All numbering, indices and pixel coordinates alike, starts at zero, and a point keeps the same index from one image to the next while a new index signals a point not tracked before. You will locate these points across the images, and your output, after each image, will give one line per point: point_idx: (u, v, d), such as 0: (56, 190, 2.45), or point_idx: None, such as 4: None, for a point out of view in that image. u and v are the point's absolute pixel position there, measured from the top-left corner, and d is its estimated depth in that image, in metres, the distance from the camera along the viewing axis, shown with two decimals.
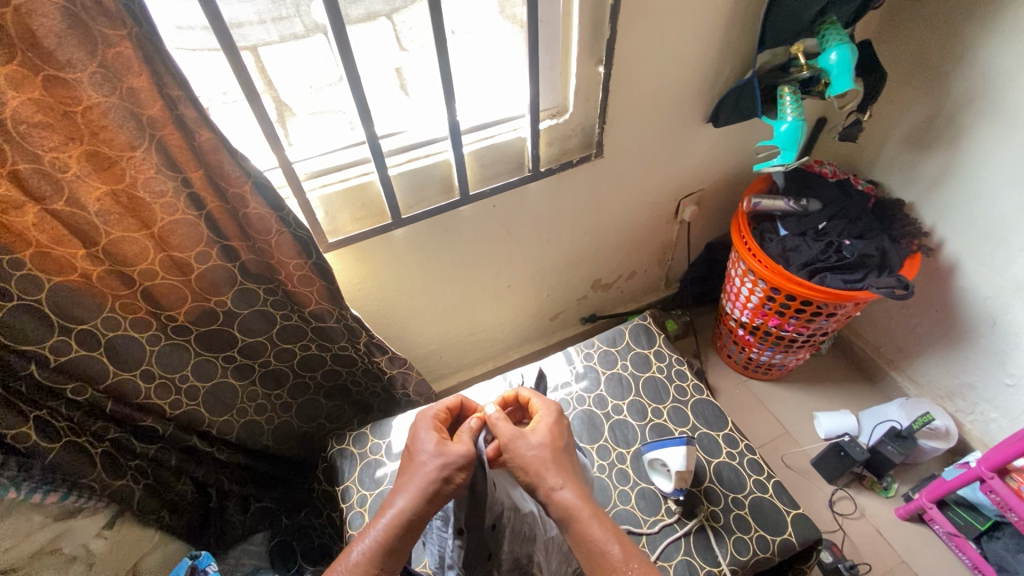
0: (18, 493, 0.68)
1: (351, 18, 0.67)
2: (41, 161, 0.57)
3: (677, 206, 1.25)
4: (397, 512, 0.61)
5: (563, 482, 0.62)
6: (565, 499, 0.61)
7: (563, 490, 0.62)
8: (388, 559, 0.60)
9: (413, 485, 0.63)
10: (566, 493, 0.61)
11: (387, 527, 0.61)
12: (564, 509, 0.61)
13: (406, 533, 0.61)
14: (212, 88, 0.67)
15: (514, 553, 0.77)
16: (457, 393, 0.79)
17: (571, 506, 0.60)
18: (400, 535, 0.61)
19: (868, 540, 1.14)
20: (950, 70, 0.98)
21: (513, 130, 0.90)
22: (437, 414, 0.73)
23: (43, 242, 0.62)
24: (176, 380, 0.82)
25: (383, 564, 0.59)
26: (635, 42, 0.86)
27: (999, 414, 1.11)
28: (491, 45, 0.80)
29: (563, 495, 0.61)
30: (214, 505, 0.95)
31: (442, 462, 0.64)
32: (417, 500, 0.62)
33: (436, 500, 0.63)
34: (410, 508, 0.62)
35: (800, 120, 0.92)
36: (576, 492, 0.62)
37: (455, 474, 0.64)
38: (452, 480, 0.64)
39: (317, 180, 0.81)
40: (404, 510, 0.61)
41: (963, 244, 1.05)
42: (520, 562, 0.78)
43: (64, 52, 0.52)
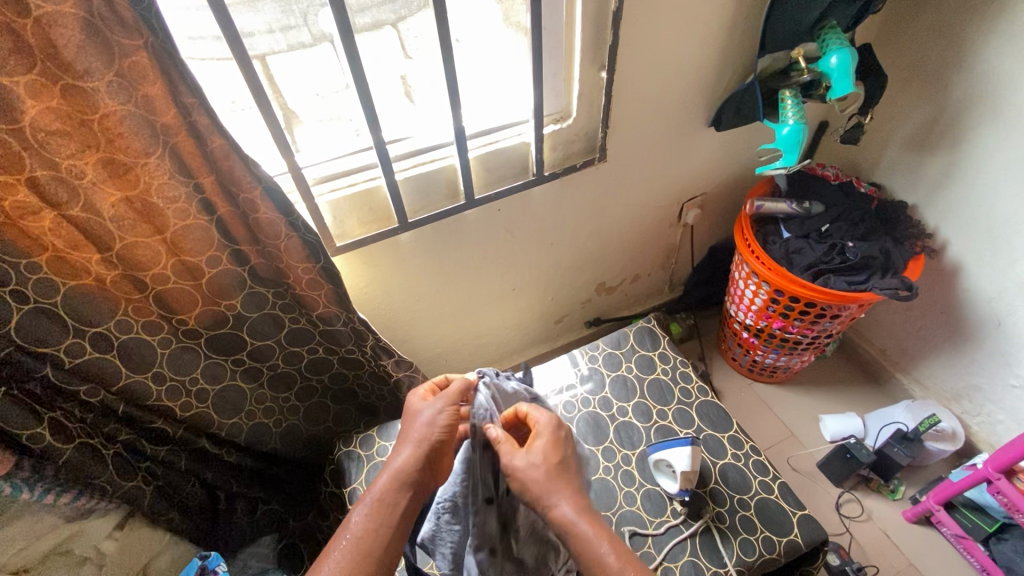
0: (31, 494, 0.70)
1: (358, 26, 0.69)
2: (57, 167, 0.58)
3: (680, 210, 1.26)
4: (394, 465, 0.64)
5: (562, 497, 0.60)
6: (564, 515, 0.59)
7: (563, 504, 0.60)
8: (388, 513, 0.62)
9: (410, 439, 0.66)
10: (565, 508, 0.60)
11: (386, 480, 0.63)
12: (563, 524, 0.59)
13: (405, 485, 0.63)
14: (223, 96, 0.68)
15: (529, 517, 0.74)
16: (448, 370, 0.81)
17: (570, 519, 0.59)
18: (396, 487, 0.63)
19: (876, 543, 1.14)
20: (951, 73, 0.99)
21: (517, 135, 0.91)
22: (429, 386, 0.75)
23: (59, 246, 0.63)
24: (186, 383, 0.83)
25: (384, 521, 0.61)
26: (637, 48, 0.87)
27: (1006, 416, 1.11)
28: (495, 53, 0.81)
29: (561, 511, 0.59)
30: (223, 508, 0.96)
31: (430, 412, 0.68)
32: (410, 450, 0.65)
33: (427, 445, 0.65)
34: (405, 459, 0.64)
35: (801, 122, 0.93)
36: (576, 506, 0.60)
37: (438, 417, 0.67)
38: (439, 425, 0.67)
39: (325, 185, 0.83)
40: (398, 463, 0.64)
41: (966, 246, 1.06)
42: (537, 525, 0.75)
43: (81, 62, 0.53)
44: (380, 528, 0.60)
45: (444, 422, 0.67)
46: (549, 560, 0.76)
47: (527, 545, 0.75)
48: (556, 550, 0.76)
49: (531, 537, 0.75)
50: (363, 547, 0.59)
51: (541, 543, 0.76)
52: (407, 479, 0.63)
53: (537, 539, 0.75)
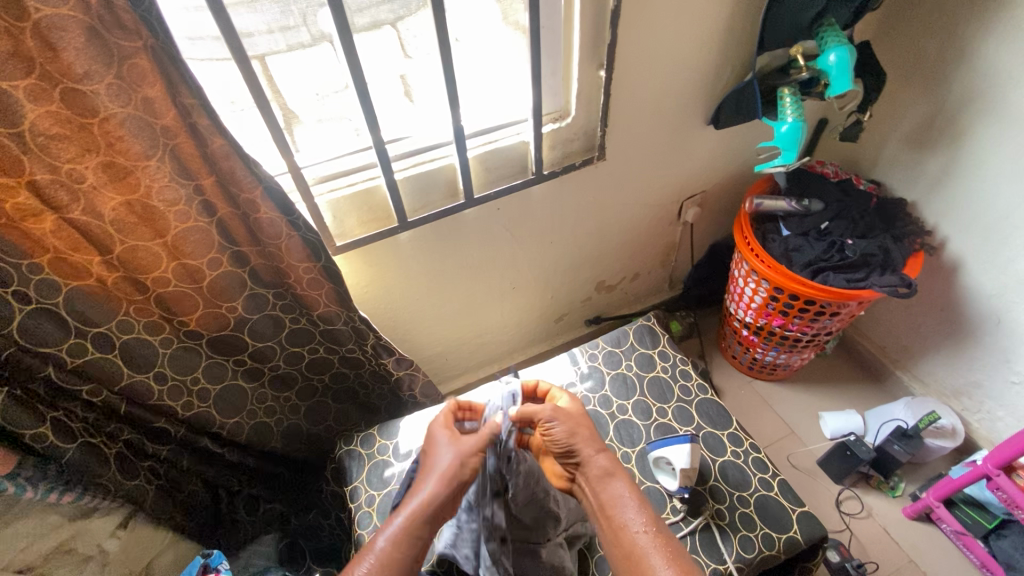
0: (35, 493, 0.70)
1: (357, 26, 0.69)
2: (58, 171, 0.58)
3: (680, 208, 1.26)
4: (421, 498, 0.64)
5: (601, 448, 0.69)
6: (601, 464, 0.67)
7: (598, 456, 0.68)
8: (415, 545, 0.62)
9: (435, 473, 0.67)
10: (601, 460, 0.68)
11: (412, 512, 0.63)
12: (599, 470, 0.67)
13: (431, 517, 0.64)
14: (222, 96, 0.69)
15: (530, 486, 0.75)
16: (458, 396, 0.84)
17: (606, 469, 0.67)
18: (423, 520, 0.63)
19: (876, 539, 1.14)
20: (950, 70, 0.99)
21: (516, 134, 0.91)
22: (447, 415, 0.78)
23: (60, 247, 0.64)
24: (187, 383, 0.84)
25: (409, 550, 0.61)
26: (636, 47, 0.87)
27: (1005, 412, 1.11)
28: (493, 52, 0.81)
29: (599, 459, 0.68)
30: (224, 506, 0.96)
31: (459, 452, 0.69)
32: (438, 485, 0.66)
33: (455, 482, 0.66)
34: (431, 493, 0.65)
35: (800, 120, 0.93)
36: (611, 459, 0.68)
37: (468, 455, 0.69)
38: (468, 466, 0.68)
39: (325, 185, 0.83)
40: (426, 496, 0.64)
41: (965, 243, 1.06)
42: (537, 496, 0.76)
43: (81, 64, 0.54)
44: (404, 557, 0.60)
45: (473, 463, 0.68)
46: (547, 524, 0.78)
47: (524, 510, 0.76)
48: (555, 517, 0.78)
49: (530, 504, 0.76)
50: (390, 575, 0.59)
51: (540, 510, 0.77)
52: (435, 513, 0.64)
53: (536, 506, 0.77)
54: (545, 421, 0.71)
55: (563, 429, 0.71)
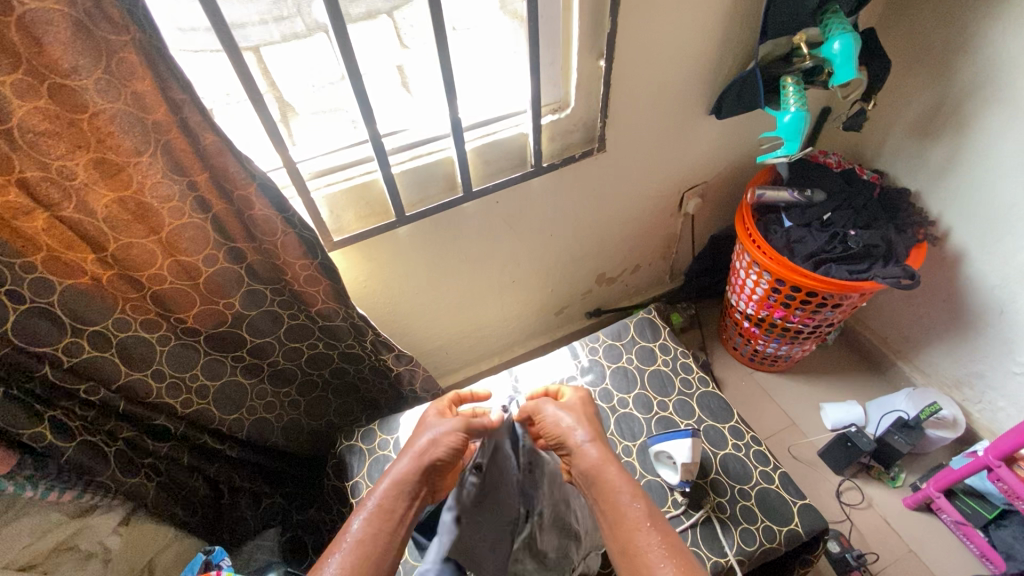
0: (35, 492, 0.71)
1: (352, 16, 0.67)
2: (48, 168, 0.58)
3: (681, 199, 1.25)
4: (395, 475, 0.67)
5: (590, 437, 0.69)
6: (591, 454, 0.67)
7: (589, 447, 0.68)
8: (386, 519, 0.64)
9: (411, 452, 0.69)
10: (591, 450, 0.67)
11: (388, 485, 0.66)
12: (591, 463, 0.66)
13: (402, 496, 0.66)
14: (216, 90, 0.67)
15: (552, 500, 0.81)
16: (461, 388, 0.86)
17: (596, 461, 0.66)
18: (396, 495, 0.66)
19: (876, 530, 1.14)
20: (955, 57, 0.97)
21: (515, 126, 0.90)
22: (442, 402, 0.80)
23: (53, 246, 0.63)
24: (186, 380, 0.83)
25: (384, 524, 0.63)
26: (636, 36, 0.86)
27: (1007, 403, 1.11)
28: (490, 42, 0.80)
29: (590, 450, 0.67)
30: (225, 503, 0.96)
31: (436, 430, 0.71)
32: (412, 461, 0.68)
33: (427, 459, 0.68)
34: (405, 469, 0.67)
35: (803, 110, 0.91)
36: (601, 449, 0.67)
37: (443, 434, 0.70)
38: (441, 443, 0.69)
39: (321, 179, 0.82)
40: (399, 472, 0.67)
41: (968, 233, 1.05)
42: (559, 509, 0.81)
43: (67, 59, 0.52)
44: (379, 531, 0.62)
45: (449, 439, 0.70)
46: (570, 554, 0.80)
47: (547, 535, 0.80)
48: (575, 537, 0.80)
49: (552, 523, 0.81)
50: (363, 546, 0.61)
51: (562, 532, 0.81)
52: (408, 487, 0.66)
53: (558, 528, 0.81)
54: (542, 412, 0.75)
55: (555, 419, 0.73)
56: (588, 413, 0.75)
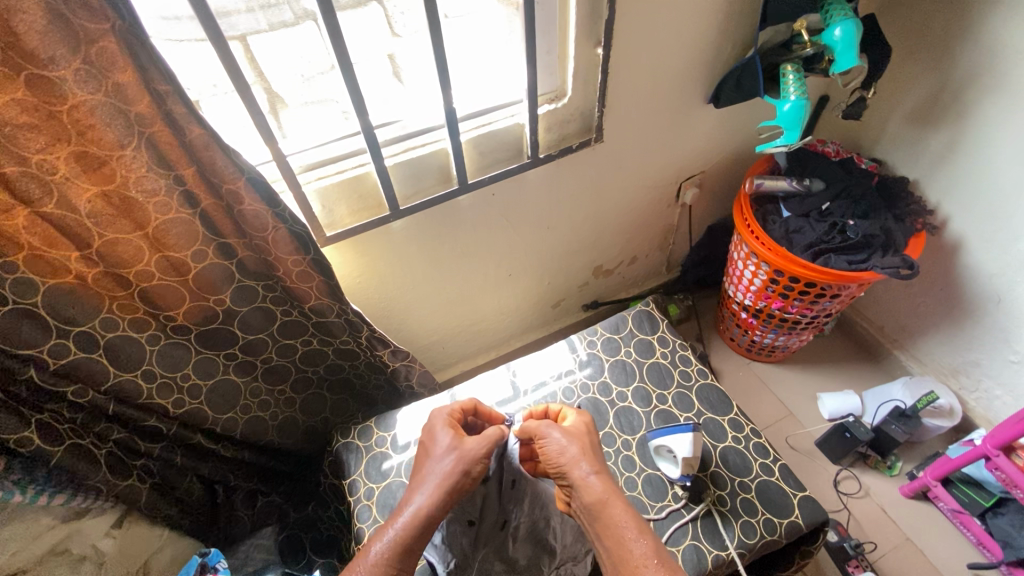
0: (24, 497, 0.68)
1: (341, 4, 0.65)
2: (27, 163, 0.55)
3: (678, 189, 1.24)
4: (418, 510, 0.65)
5: (594, 469, 0.68)
6: (594, 487, 0.66)
7: (592, 478, 0.67)
8: (407, 556, 0.63)
9: (431, 480, 0.68)
10: (595, 483, 0.66)
11: (409, 522, 0.65)
12: (594, 496, 0.65)
13: (421, 532, 0.65)
14: (201, 80, 0.65)
15: (531, 516, 0.80)
16: (472, 396, 0.84)
17: (600, 495, 0.65)
18: (419, 534, 0.64)
19: (873, 518, 1.15)
20: (956, 44, 0.95)
21: (511, 116, 0.88)
22: (452, 413, 0.79)
23: (35, 244, 0.60)
24: (177, 380, 0.81)
25: (401, 565, 0.62)
26: (633, 23, 0.83)
27: (1004, 391, 1.11)
28: (484, 29, 0.77)
29: (593, 481, 0.66)
30: (222, 502, 0.95)
31: (464, 457, 0.70)
32: (432, 492, 0.67)
33: (447, 488, 0.67)
34: (427, 501, 0.66)
35: (803, 98, 0.90)
36: (605, 483, 0.66)
37: (470, 463, 0.70)
38: (467, 473, 0.69)
39: (311, 173, 0.80)
40: (422, 505, 0.66)
41: (967, 221, 1.04)
42: (537, 525, 0.80)
43: (45, 49, 0.50)
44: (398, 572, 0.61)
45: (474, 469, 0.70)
46: (541, 566, 0.79)
47: (521, 544, 0.80)
48: (550, 552, 0.79)
49: (528, 535, 0.80)
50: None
51: (537, 544, 0.80)
52: (430, 523, 0.65)
53: (534, 541, 0.80)
54: (543, 437, 0.73)
55: (557, 447, 0.71)
56: (592, 440, 0.73)
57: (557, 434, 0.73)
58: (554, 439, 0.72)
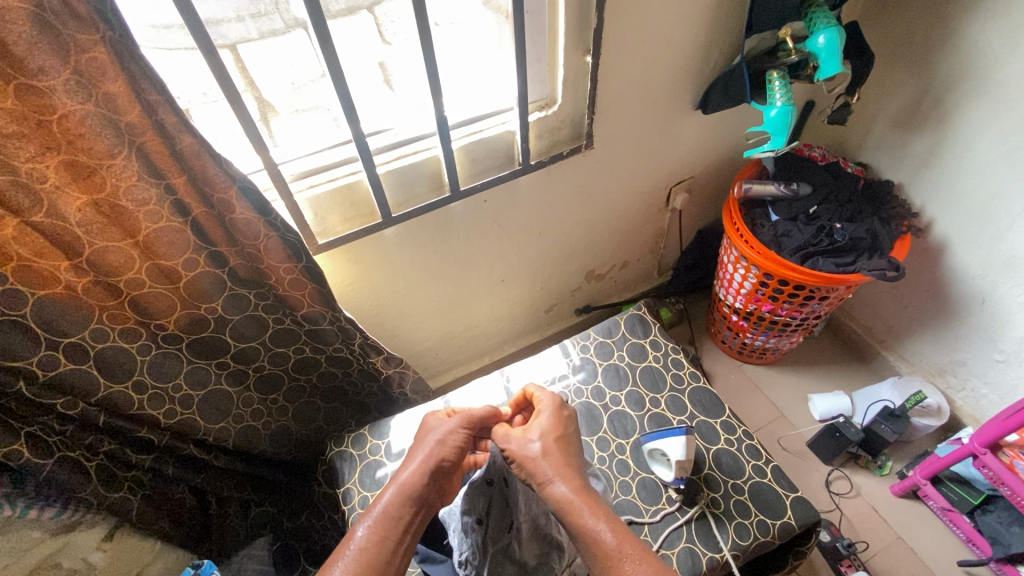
0: (13, 510, 0.68)
1: (332, 12, 0.65)
2: (17, 172, 0.55)
3: (668, 194, 1.25)
4: (400, 482, 0.66)
5: (556, 476, 0.66)
6: (559, 494, 0.64)
7: (557, 484, 0.65)
8: (394, 526, 0.63)
9: (417, 457, 0.69)
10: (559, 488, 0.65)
11: (397, 492, 0.65)
12: (561, 502, 0.64)
13: (410, 502, 0.65)
14: (192, 89, 0.65)
15: (531, 513, 0.79)
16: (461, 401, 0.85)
17: (566, 497, 0.64)
18: (401, 502, 0.65)
19: (865, 517, 1.16)
20: (937, 50, 0.98)
21: (502, 124, 0.89)
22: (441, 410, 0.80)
23: (24, 254, 0.60)
24: (169, 390, 0.81)
25: (390, 533, 0.62)
26: (622, 32, 0.85)
27: (989, 390, 1.13)
28: (475, 37, 0.78)
29: (557, 489, 0.65)
30: (214, 514, 0.94)
31: (441, 433, 0.72)
32: (418, 467, 0.68)
33: (432, 461, 0.69)
34: (412, 475, 0.67)
35: (790, 104, 0.91)
36: (571, 489, 0.65)
37: (449, 434, 0.73)
38: (449, 449, 0.71)
39: (304, 181, 0.80)
40: (406, 477, 0.67)
41: (951, 224, 1.06)
42: (539, 521, 0.79)
43: (35, 59, 0.50)
44: (384, 540, 0.61)
45: (454, 441, 0.72)
46: (551, 560, 0.79)
47: (528, 545, 0.79)
48: (558, 546, 0.79)
49: (532, 534, 0.79)
50: (371, 558, 0.59)
51: (543, 541, 0.80)
52: (413, 492, 0.65)
53: (539, 538, 0.80)
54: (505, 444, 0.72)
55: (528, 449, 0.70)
56: (557, 438, 0.72)
57: (519, 439, 0.72)
58: (513, 442, 0.72)
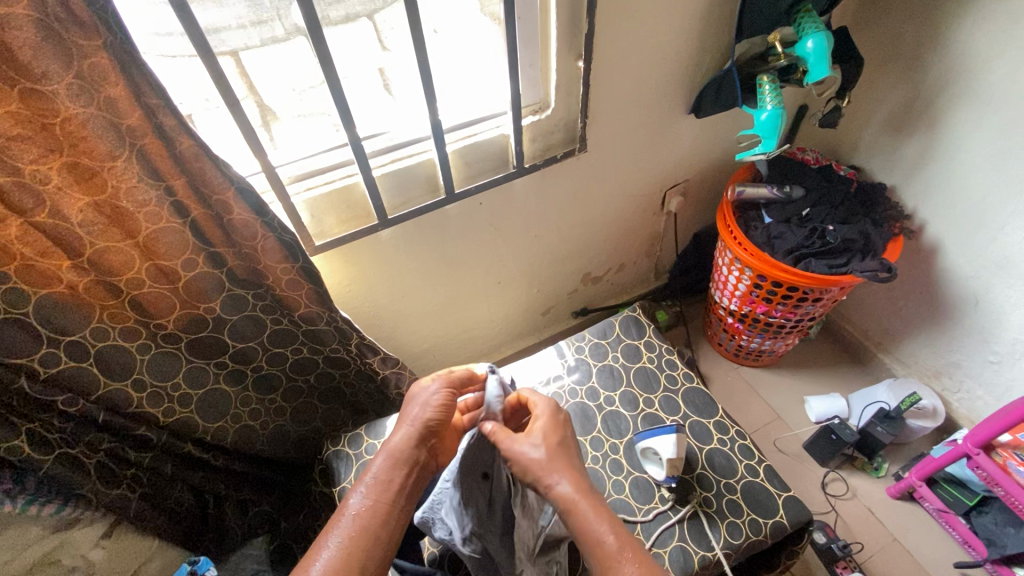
0: (14, 506, 0.69)
1: (330, 20, 0.67)
2: (21, 174, 0.57)
3: (664, 198, 1.26)
4: (390, 448, 0.69)
5: (563, 476, 0.64)
6: (563, 494, 0.63)
7: (562, 483, 0.64)
8: (385, 490, 0.66)
9: (406, 419, 0.71)
10: (564, 488, 0.64)
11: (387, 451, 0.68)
12: (565, 501, 0.63)
13: (400, 463, 0.68)
14: (193, 95, 0.67)
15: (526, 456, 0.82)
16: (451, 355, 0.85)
17: (570, 499, 0.63)
18: (391, 466, 0.67)
19: (861, 519, 1.16)
20: (926, 55, 0.99)
21: (496, 128, 0.91)
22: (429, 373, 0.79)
23: (27, 254, 0.62)
24: (168, 389, 0.83)
25: (383, 496, 0.65)
26: (613, 39, 0.87)
27: (985, 391, 1.13)
28: (471, 44, 0.80)
29: (560, 488, 0.63)
30: (212, 511, 0.95)
31: (422, 397, 0.73)
32: (406, 430, 0.70)
33: (419, 425, 0.70)
34: (400, 439, 0.69)
35: (780, 108, 0.93)
36: (575, 487, 0.64)
37: (431, 397, 0.72)
38: (435, 410, 0.71)
39: (300, 184, 0.81)
40: (394, 442, 0.69)
41: (944, 225, 1.07)
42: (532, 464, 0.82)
43: (39, 64, 0.52)
44: (376, 504, 0.64)
45: (437, 403, 0.72)
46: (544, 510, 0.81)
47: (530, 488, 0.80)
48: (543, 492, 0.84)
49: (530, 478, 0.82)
50: (367, 520, 0.63)
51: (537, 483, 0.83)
52: (401, 456, 0.68)
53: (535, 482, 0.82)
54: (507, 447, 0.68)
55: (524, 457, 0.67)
56: (559, 444, 0.68)
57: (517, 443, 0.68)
58: (523, 438, 0.68)
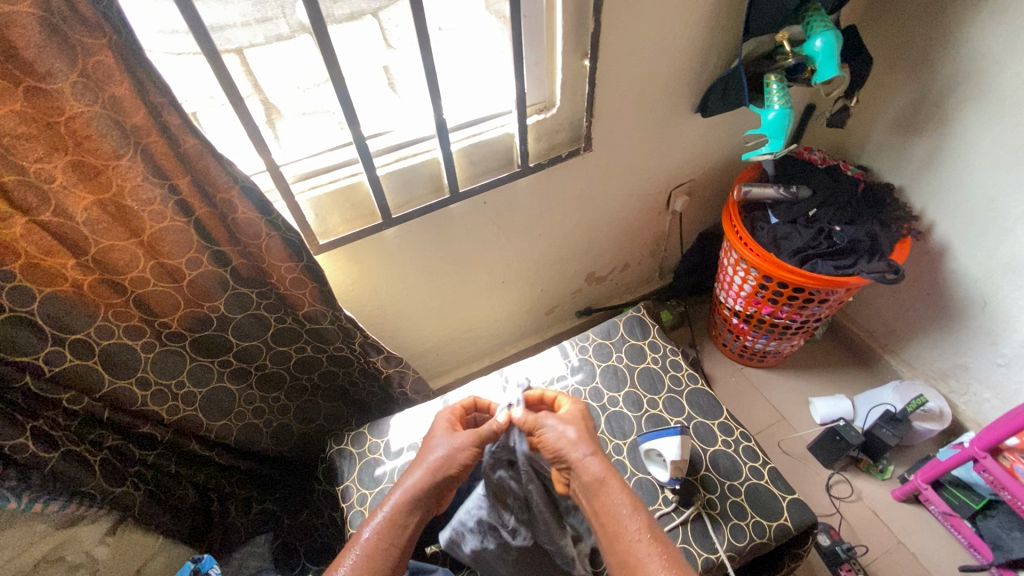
0: (18, 503, 0.70)
1: (336, 18, 0.67)
2: (26, 172, 0.57)
3: (669, 197, 1.25)
4: (404, 490, 0.68)
5: (591, 450, 0.66)
6: (593, 467, 0.64)
7: (590, 460, 0.65)
8: (398, 534, 0.66)
9: (424, 463, 0.70)
10: (593, 465, 0.65)
11: (396, 503, 0.68)
12: (592, 478, 0.64)
13: (413, 510, 0.67)
14: (197, 92, 0.67)
15: None
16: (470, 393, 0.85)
17: (598, 476, 0.63)
18: (406, 511, 0.67)
19: (865, 522, 1.16)
20: (936, 54, 0.98)
21: (501, 126, 0.90)
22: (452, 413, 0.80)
23: (32, 252, 0.62)
24: (172, 387, 0.82)
25: (394, 540, 0.66)
26: (619, 37, 0.86)
27: (992, 394, 1.12)
28: (477, 42, 0.80)
29: (590, 465, 0.65)
30: (216, 509, 0.94)
31: (444, 446, 0.71)
32: (424, 474, 0.69)
33: (438, 473, 0.69)
34: (415, 483, 0.68)
35: (787, 107, 0.92)
36: (603, 463, 0.65)
37: (458, 448, 0.71)
38: (457, 460, 0.70)
39: (305, 182, 0.81)
40: (410, 485, 0.68)
41: (952, 227, 1.06)
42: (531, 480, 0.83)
43: (43, 62, 0.52)
44: (387, 541, 0.65)
45: (461, 450, 0.70)
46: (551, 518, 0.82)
47: None
48: None
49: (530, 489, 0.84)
50: (373, 562, 0.64)
51: None
52: (415, 502, 0.68)
53: None
54: (540, 429, 0.70)
55: (552, 434, 0.69)
56: (586, 429, 0.71)
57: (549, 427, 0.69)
58: (553, 427, 0.69)
